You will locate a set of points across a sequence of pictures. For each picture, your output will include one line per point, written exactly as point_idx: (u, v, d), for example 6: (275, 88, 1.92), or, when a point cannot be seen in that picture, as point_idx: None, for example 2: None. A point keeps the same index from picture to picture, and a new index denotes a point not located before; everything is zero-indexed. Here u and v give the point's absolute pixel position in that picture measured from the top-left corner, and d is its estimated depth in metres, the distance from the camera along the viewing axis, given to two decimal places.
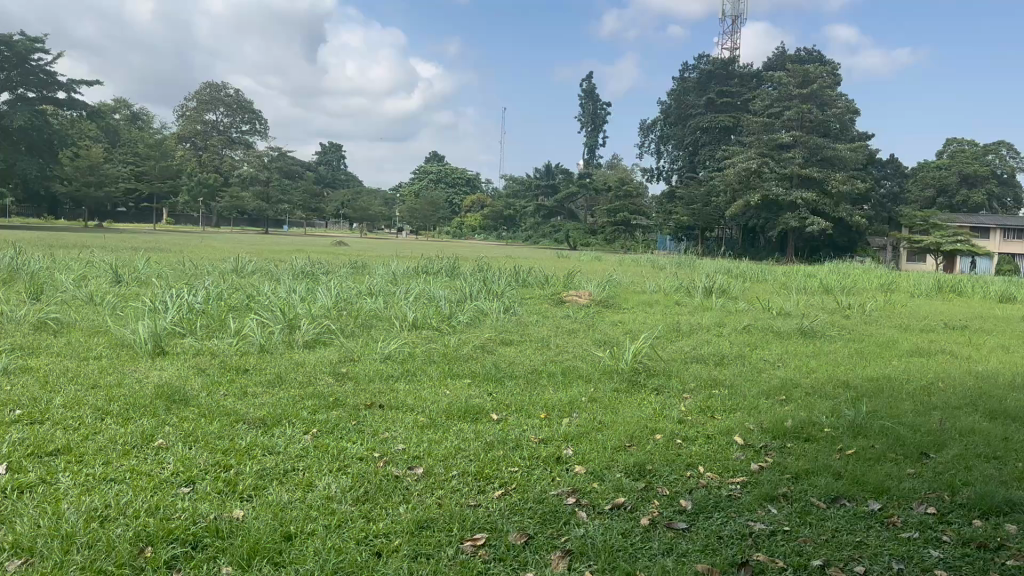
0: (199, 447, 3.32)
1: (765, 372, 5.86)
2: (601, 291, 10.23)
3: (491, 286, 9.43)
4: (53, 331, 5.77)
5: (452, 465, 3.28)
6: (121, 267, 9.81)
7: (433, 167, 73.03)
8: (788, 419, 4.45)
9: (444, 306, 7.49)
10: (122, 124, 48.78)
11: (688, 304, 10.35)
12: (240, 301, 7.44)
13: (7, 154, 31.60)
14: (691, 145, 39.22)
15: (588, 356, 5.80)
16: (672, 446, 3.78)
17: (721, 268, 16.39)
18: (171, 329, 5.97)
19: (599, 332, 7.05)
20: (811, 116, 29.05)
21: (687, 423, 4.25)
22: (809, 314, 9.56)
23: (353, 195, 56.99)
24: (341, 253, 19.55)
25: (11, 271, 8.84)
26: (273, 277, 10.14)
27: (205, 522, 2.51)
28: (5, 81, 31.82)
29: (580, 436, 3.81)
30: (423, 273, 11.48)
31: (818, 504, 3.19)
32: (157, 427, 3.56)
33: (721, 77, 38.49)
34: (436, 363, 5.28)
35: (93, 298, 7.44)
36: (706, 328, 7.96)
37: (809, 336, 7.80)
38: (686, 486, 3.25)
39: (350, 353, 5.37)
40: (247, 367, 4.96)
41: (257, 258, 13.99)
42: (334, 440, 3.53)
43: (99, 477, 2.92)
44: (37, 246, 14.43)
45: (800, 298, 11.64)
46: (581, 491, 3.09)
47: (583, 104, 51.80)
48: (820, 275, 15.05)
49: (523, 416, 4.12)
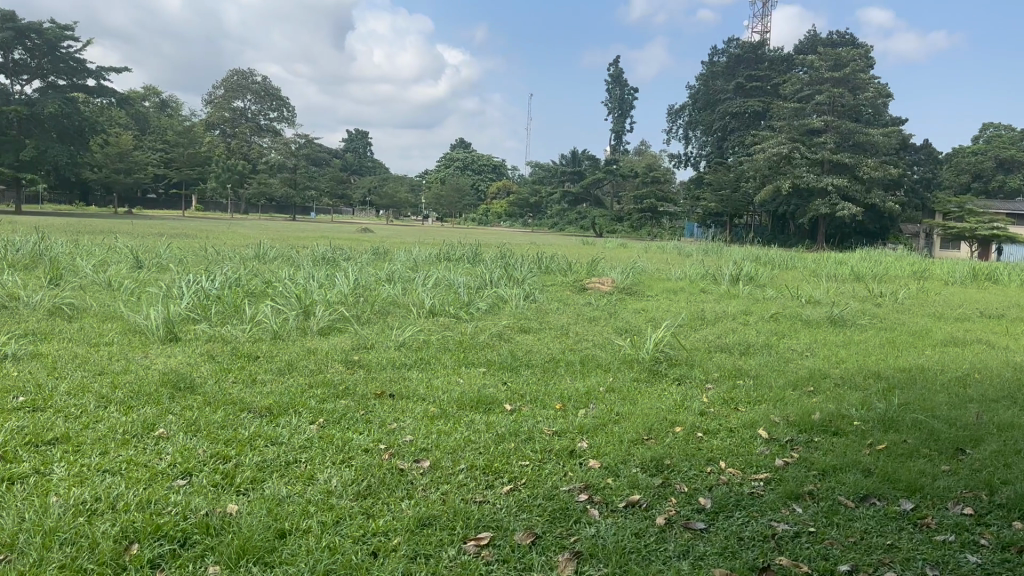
0: (200, 437, 3.22)
1: (792, 362, 5.66)
2: (624, 278, 10.04)
3: (513, 272, 9.28)
4: (67, 316, 5.72)
5: (461, 458, 3.15)
6: (142, 252, 9.80)
7: (459, 154, 72.97)
8: (816, 412, 4.26)
9: (463, 292, 7.36)
10: (152, 111, 49.18)
11: (714, 291, 10.14)
12: (258, 287, 7.36)
13: (39, 141, 32.02)
14: (720, 131, 38.68)
15: (609, 345, 5.64)
16: (693, 440, 3.61)
17: (748, 255, 16.10)
18: (184, 316, 5.90)
19: (621, 320, 6.88)
20: (843, 101, 28.48)
21: (709, 415, 4.08)
22: (839, 303, 9.31)
23: (380, 182, 57.06)
24: (365, 239, 19.56)
25: (32, 256, 8.85)
26: (294, 263, 10.07)
27: (196, 517, 2.40)
28: (36, 69, 32.24)
29: (596, 428, 3.66)
30: (445, 259, 11.38)
31: (845, 503, 3.01)
32: (161, 415, 3.47)
33: (751, 62, 37.93)
34: (450, 352, 5.15)
35: (110, 283, 7.40)
36: (732, 316, 7.75)
37: (839, 325, 7.56)
38: (706, 482, 3.09)
39: (365, 340, 5.26)
40: (258, 354, 4.86)
41: (280, 244, 13.97)
42: (339, 431, 3.41)
43: (94, 468, 2.82)
44: (64, 232, 14.53)
45: (830, 286, 11.37)
46: (594, 487, 2.94)
47: (611, 89, 51.32)
48: (851, 262, 14.71)
49: (539, 406, 3.98)
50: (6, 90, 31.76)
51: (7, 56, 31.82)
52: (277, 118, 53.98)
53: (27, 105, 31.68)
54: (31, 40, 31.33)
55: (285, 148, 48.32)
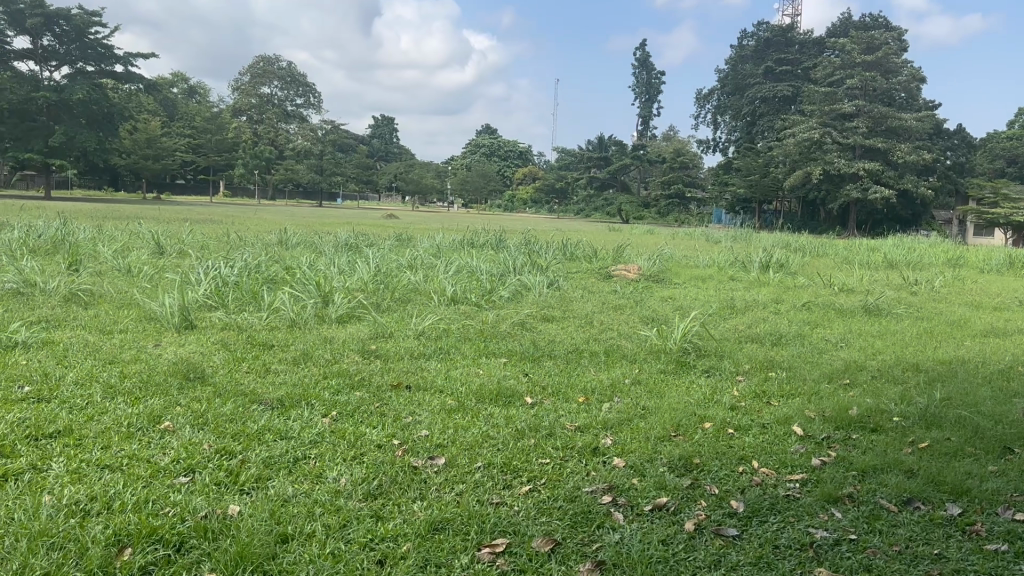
0: (207, 431, 3.09)
1: (827, 354, 5.43)
2: (651, 265, 9.81)
3: (537, 260, 9.10)
4: (83, 303, 5.65)
5: (478, 455, 2.98)
6: (163, 237, 9.73)
7: (485, 139, 72.76)
8: (853, 407, 4.05)
9: (485, 280, 7.19)
10: (180, 98, 49.48)
11: (743, 278, 9.90)
12: (277, 273, 7.23)
13: (68, 127, 32.25)
14: (749, 116, 38.06)
15: (635, 335, 5.44)
16: (723, 438, 3.42)
17: (778, 242, 15.81)
18: (200, 303, 5.79)
19: (647, 309, 6.69)
20: (875, 84, 27.86)
21: (740, 410, 3.88)
22: (873, 290, 9.04)
23: (406, 168, 56.99)
24: (390, 226, 19.48)
25: (55, 241, 8.83)
26: (316, 249, 9.97)
27: (193, 519, 2.25)
28: (65, 56, 32.46)
29: (621, 424, 3.48)
30: (468, 246, 11.22)
31: (888, 507, 2.81)
32: (168, 407, 3.36)
33: (781, 45, 37.28)
34: (471, 341, 4.99)
35: (130, 269, 7.34)
36: (763, 304, 7.52)
37: (875, 314, 7.29)
38: (738, 484, 2.89)
39: (383, 328, 5.12)
40: (272, 342, 4.73)
41: (303, 230, 13.90)
42: (351, 425, 3.27)
43: (93, 464, 2.70)
44: (91, 217, 14.58)
45: (864, 273, 11.06)
46: (618, 488, 2.76)
47: (637, 74, 50.78)
48: (884, 249, 14.36)
49: (561, 400, 3.81)
50: (35, 77, 32.02)
51: (37, 42, 32.05)
52: (303, 104, 54.00)
53: (56, 91, 31.90)
54: (60, 26, 31.51)
55: (311, 134, 48.38)
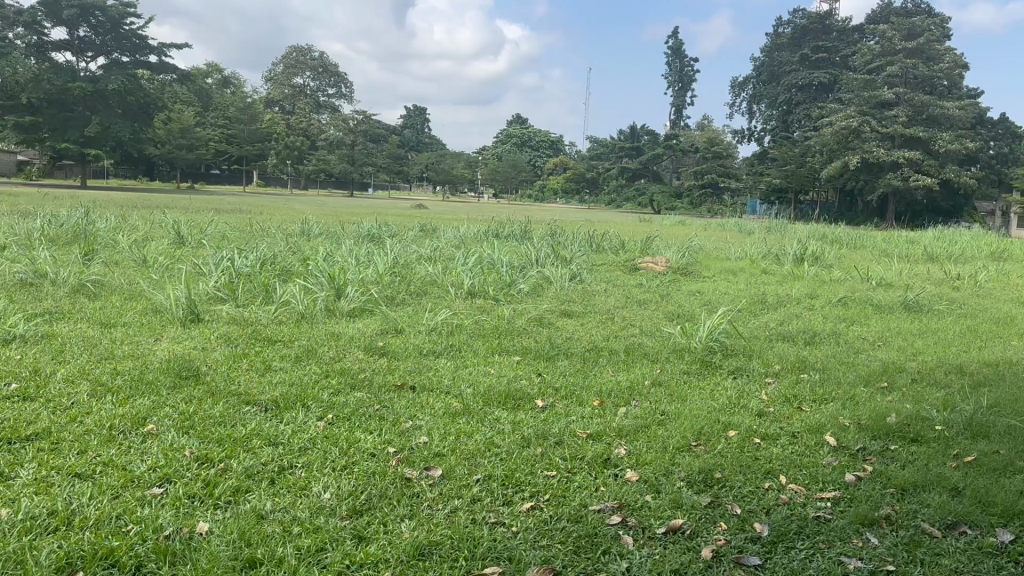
0: (193, 436, 2.89)
1: (863, 354, 5.12)
2: (680, 257, 9.51)
3: (561, 251, 8.83)
4: (91, 295, 5.52)
5: (479, 466, 2.75)
6: (183, 226, 9.65)
7: (516, 129, 72.46)
8: (891, 414, 3.75)
9: (504, 272, 6.95)
10: (213, 88, 49.82)
11: (776, 272, 9.55)
12: (295, 263, 7.06)
13: (103, 117, 32.61)
14: (785, 105, 37.33)
15: (659, 332, 5.18)
16: (749, 448, 3.16)
17: (813, 233, 15.37)
18: (210, 296, 5.62)
19: (674, 304, 6.40)
20: (916, 72, 27.12)
21: (769, 417, 3.60)
22: (913, 285, 8.65)
23: (437, 158, 56.83)
24: (418, 215, 19.30)
25: (75, 231, 8.76)
26: (337, 240, 9.80)
27: (154, 541, 2.05)
28: (101, 46, 32.79)
29: (638, 431, 3.22)
30: (493, 236, 10.97)
31: (931, 533, 2.53)
32: (158, 407, 3.17)
33: (818, 33, 36.44)
34: (484, 337, 4.77)
35: (145, 259, 7.21)
36: (796, 300, 7.19)
37: (914, 310, 6.93)
38: (764, 503, 2.63)
39: (393, 323, 4.90)
40: (278, 338, 4.53)
41: (327, 220, 13.73)
42: (347, 430, 3.05)
43: (64, 472, 2.51)
44: (118, 207, 14.54)
45: (904, 267, 10.63)
46: (628, 505, 2.52)
47: (670, 62, 50.01)
48: (924, 242, 13.86)
49: (575, 403, 3.57)
50: (73, 68, 32.15)
51: (73, 34, 32.40)
52: (335, 94, 54.05)
53: (92, 81, 32.20)
54: (95, 18, 31.79)
55: (343, 124, 48.44)
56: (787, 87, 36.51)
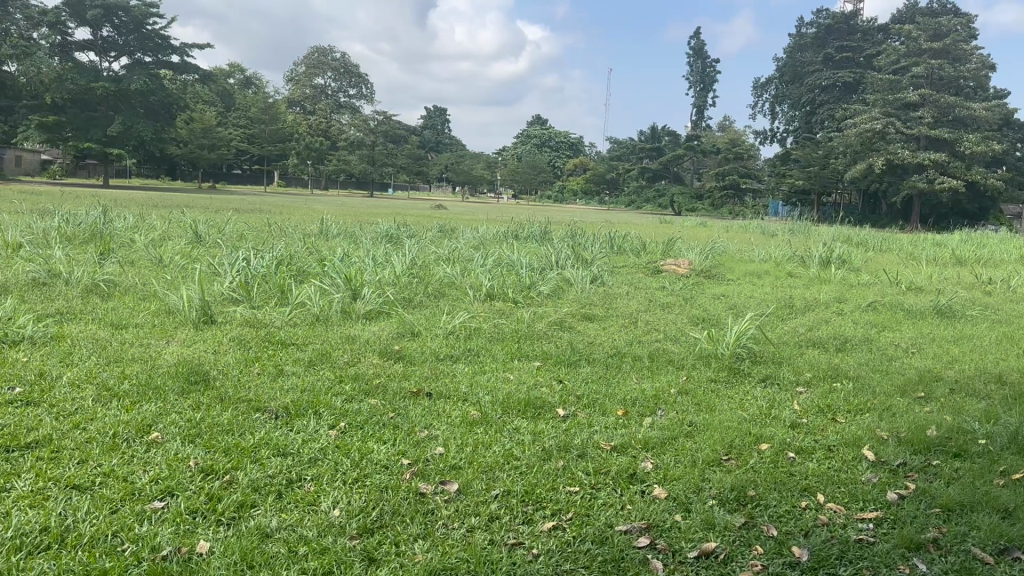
0: (198, 445, 2.76)
1: (897, 362, 4.91)
2: (703, 259, 9.31)
3: (582, 253, 8.67)
4: (103, 295, 5.42)
5: (497, 481, 2.60)
6: (201, 226, 9.59)
7: (536, 129, 72.34)
8: (930, 426, 3.56)
9: (524, 274, 6.80)
10: (235, 89, 50.05)
11: (802, 275, 9.34)
12: (311, 263, 6.94)
13: (126, 116, 32.87)
14: (808, 105, 36.92)
15: (684, 338, 5.00)
16: (783, 463, 3.00)
17: (839, 236, 15.09)
18: (224, 296, 5.50)
19: (699, 308, 6.22)
20: (942, 73, 26.53)
21: (803, 430, 3.43)
22: (945, 290, 8.40)
23: (457, 159, 56.76)
24: (438, 216, 19.18)
25: (93, 229, 8.71)
26: (355, 240, 9.69)
27: (146, 567, 1.92)
28: (124, 46, 33.02)
29: (666, 443, 3.07)
30: (513, 237, 10.82)
31: (984, 559, 2.35)
32: (165, 414, 3.05)
33: (843, 33, 36.01)
34: (503, 342, 4.63)
35: (161, 259, 7.12)
36: (824, 304, 6.99)
37: (947, 316, 6.69)
38: (801, 524, 2.47)
39: (410, 326, 4.76)
40: (292, 340, 4.39)
41: (346, 220, 13.62)
42: (359, 440, 2.91)
43: (62, 485, 2.39)
44: (137, 206, 14.51)
45: (933, 271, 10.37)
46: (657, 526, 2.36)
47: (691, 62, 49.63)
48: (952, 245, 13.56)
49: (598, 412, 3.41)
50: (96, 67, 32.41)
51: (97, 34, 32.63)
52: (357, 95, 54.12)
53: (115, 81, 32.41)
54: (118, 18, 31.97)
55: (363, 125, 48.45)
56: (811, 87, 36.10)
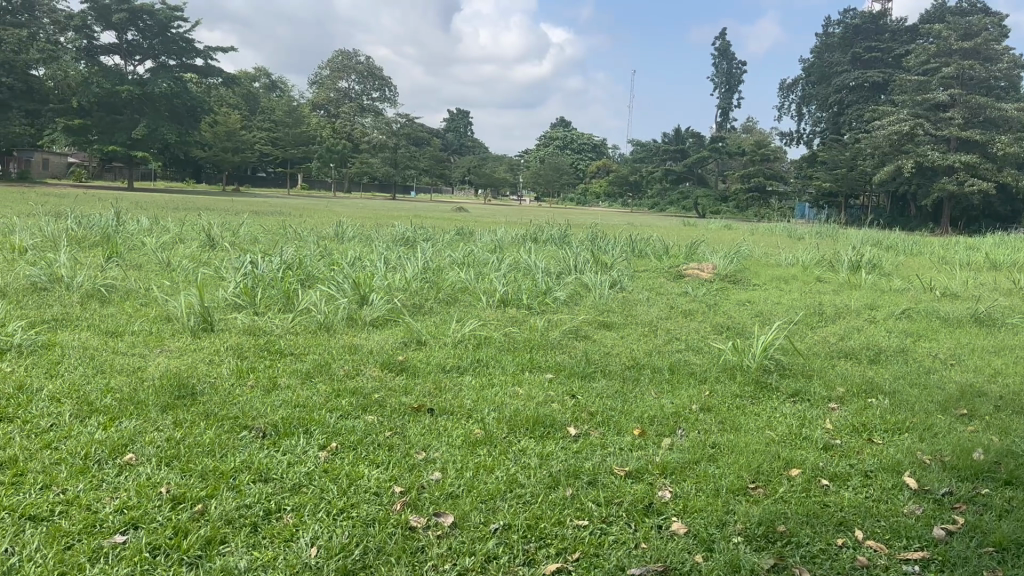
0: (173, 469, 2.53)
1: (935, 375, 4.59)
2: (728, 263, 9.00)
3: (602, 257, 8.42)
4: (103, 301, 5.26)
5: (498, 513, 2.35)
6: (214, 228, 9.44)
7: (559, 132, 72.05)
8: (975, 448, 3.25)
9: (539, 278, 6.55)
10: (259, 92, 50.27)
11: (831, 280, 9.01)
12: (320, 265, 6.75)
13: (150, 119, 33.10)
14: (835, 106, 36.35)
15: (707, 349, 4.71)
16: (815, 493, 2.71)
17: (867, 239, 14.70)
18: (227, 303, 5.29)
19: (724, 316, 5.93)
20: (972, 73, 25.84)
21: (837, 453, 3.16)
22: (983, 297, 8.04)
23: (479, 161, 56.67)
24: (458, 219, 19.02)
25: (103, 232, 8.59)
26: (370, 243, 9.48)
27: None
28: (148, 50, 33.19)
29: (688, 468, 2.80)
30: (532, 241, 10.57)
31: None
32: (145, 432, 2.84)
33: (871, 33, 35.38)
34: (515, 351, 4.38)
35: (170, 263, 6.95)
36: (856, 312, 6.68)
37: (987, 325, 6.35)
38: (837, 568, 2.20)
39: (416, 334, 4.53)
40: (290, 350, 4.16)
41: (363, 223, 13.44)
42: (350, 463, 2.66)
43: (16, 514, 2.17)
44: (156, 208, 14.44)
45: (969, 276, 9.97)
46: (675, 570, 2.11)
47: (717, 64, 49.09)
48: (986, 248, 13.12)
49: (613, 431, 3.15)
50: (121, 70, 32.68)
51: (122, 38, 32.81)
52: (380, 98, 54.12)
53: (140, 84, 32.65)
54: (143, 22, 32.13)
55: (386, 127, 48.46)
56: (838, 87, 35.53)
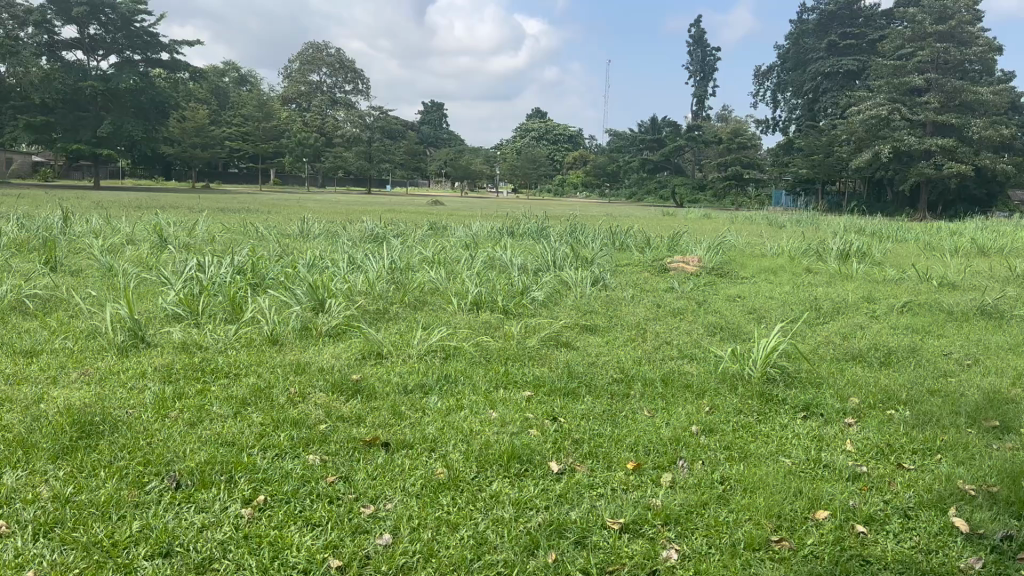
0: (54, 540, 2.01)
1: (955, 379, 4.12)
2: (713, 255, 8.52)
3: (581, 251, 7.93)
4: (24, 314, 4.68)
5: None
6: (168, 229, 8.80)
7: (535, 123, 71.35)
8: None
9: (515, 277, 6.04)
10: (227, 87, 49.14)
11: (821, 270, 8.57)
12: (276, 267, 6.18)
13: (116, 116, 32.12)
14: (811, 92, 36.07)
15: (703, 355, 4.22)
16: (851, 544, 2.22)
17: (851, 227, 14.31)
18: (168, 311, 4.73)
19: (716, 314, 5.44)
20: (947, 57, 25.57)
21: (866, 483, 2.68)
22: (982, 286, 7.64)
23: (455, 154, 56.00)
24: (430, 213, 18.34)
25: (42, 235, 7.92)
26: (333, 241, 8.90)
27: None
28: (113, 44, 32.08)
29: (697, 516, 2.29)
30: (508, 236, 10.04)
31: None
32: (27, 488, 2.29)
33: (845, 18, 35.01)
34: (488, 364, 3.87)
35: (112, 268, 6.36)
36: (855, 307, 6.20)
37: (994, 318, 5.93)
38: None
39: (376, 347, 4.01)
40: (228, 370, 3.60)
41: (331, 220, 12.77)
42: (278, 525, 2.13)
43: None
44: (110, 207, 13.65)
45: (961, 263, 9.58)
46: None
47: (691, 51, 48.63)
48: (971, 233, 12.74)
49: (603, 466, 2.65)
50: (83, 66, 31.77)
51: (84, 32, 31.76)
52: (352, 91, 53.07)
53: (103, 80, 31.80)
54: (105, 16, 31.12)
55: (358, 120, 47.59)
56: (814, 74, 35.21)
